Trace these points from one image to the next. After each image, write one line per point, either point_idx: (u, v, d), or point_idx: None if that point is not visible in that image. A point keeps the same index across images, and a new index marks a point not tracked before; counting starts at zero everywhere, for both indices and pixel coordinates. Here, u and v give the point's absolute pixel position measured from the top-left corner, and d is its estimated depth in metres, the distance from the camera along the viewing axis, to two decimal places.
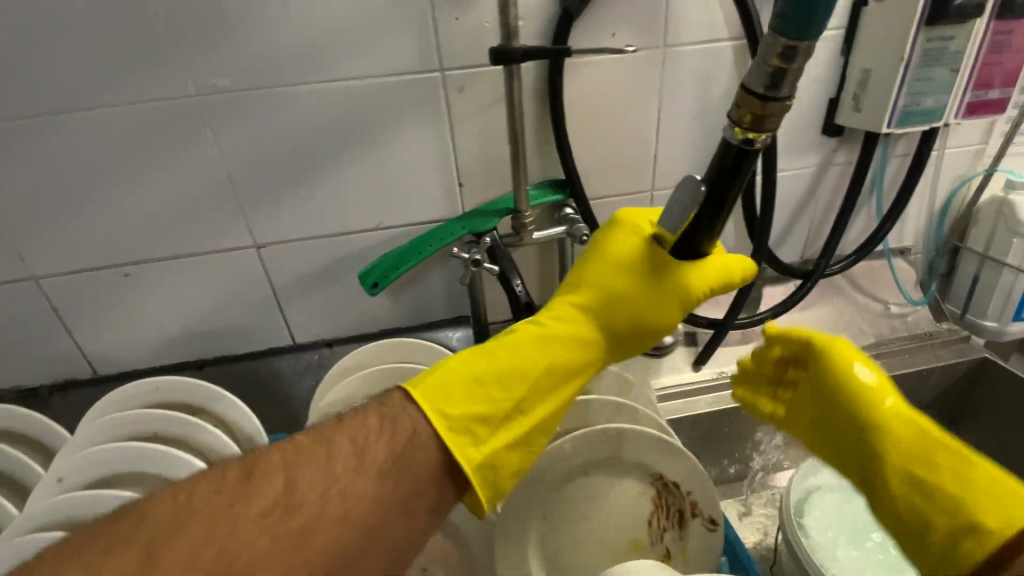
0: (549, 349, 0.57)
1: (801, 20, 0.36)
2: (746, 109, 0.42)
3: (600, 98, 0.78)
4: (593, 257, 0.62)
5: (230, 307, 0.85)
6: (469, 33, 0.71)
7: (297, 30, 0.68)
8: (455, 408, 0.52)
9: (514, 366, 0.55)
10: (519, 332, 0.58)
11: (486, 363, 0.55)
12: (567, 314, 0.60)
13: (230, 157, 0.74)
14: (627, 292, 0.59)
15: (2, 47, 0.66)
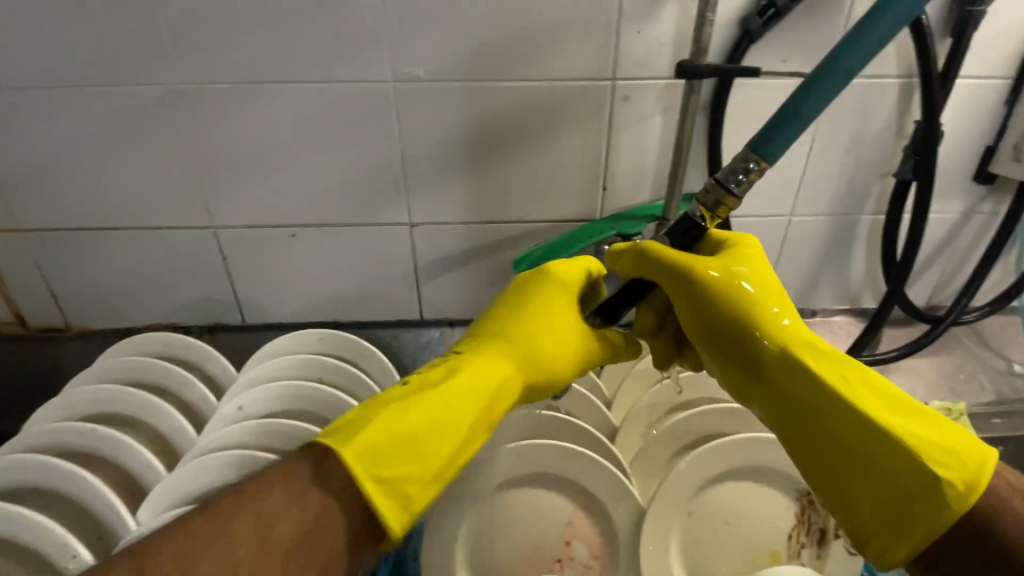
0: (481, 394, 0.53)
1: (768, 145, 0.50)
2: (713, 196, 0.53)
3: (760, 121, 0.79)
4: (540, 299, 0.60)
5: (374, 276, 0.91)
6: (648, 47, 0.74)
7: (494, 31, 0.73)
8: (387, 469, 0.47)
9: (441, 416, 0.51)
10: (447, 384, 0.53)
11: (424, 405, 0.50)
12: (498, 356, 0.56)
13: (408, 140, 0.81)
14: (563, 352, 0.58)
15: (231, 19, 0.73)
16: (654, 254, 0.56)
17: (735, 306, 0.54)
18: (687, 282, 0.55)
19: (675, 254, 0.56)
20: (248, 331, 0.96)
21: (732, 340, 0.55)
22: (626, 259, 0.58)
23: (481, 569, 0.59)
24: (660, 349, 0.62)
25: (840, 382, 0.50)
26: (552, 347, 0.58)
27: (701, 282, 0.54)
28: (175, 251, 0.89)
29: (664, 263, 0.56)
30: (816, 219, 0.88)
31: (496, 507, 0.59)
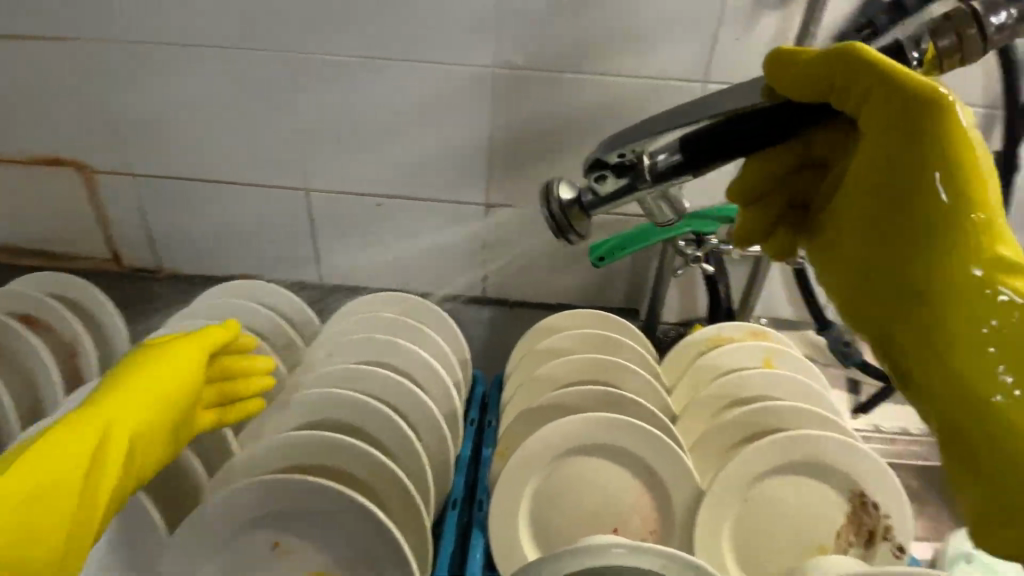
0: (97, 456, 0.50)
1: None
2: (957, 19, 0.42)
3: None
4: (171, 347, 0.58)
5: (446, 250, 0.96)
6: (742, 55, 0.77)
7: (592, 27, 0.77)
8: None
9: (54, 481, 0.47)
10: (52, 437, 0.48)
11: (22, 470, 0.46)
12: (136, 400, 0.53)
13: (499, 124, 0.85)
14: (172, 394, 0.56)
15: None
16: (867, 56, 0.40)
17: (939, 160, 0.40)
18: (884, 91, 0.40)
19: (887, 61, 0.40)
20: (324, 291, 1.02)
21: (885, 185, 0.43)
22: (792, 63, 0.43)
23: (542, 525, 0.63)
24: (752, 228, 0.52)
25: (1006, 268, 0.40)
26: (192, 380, 0.58)
27: (930, 114, 0.40)
28: (266, 208, 0.95)
29: (887, 75, 0.40)
30: None
31: (567, 470, 0.64)
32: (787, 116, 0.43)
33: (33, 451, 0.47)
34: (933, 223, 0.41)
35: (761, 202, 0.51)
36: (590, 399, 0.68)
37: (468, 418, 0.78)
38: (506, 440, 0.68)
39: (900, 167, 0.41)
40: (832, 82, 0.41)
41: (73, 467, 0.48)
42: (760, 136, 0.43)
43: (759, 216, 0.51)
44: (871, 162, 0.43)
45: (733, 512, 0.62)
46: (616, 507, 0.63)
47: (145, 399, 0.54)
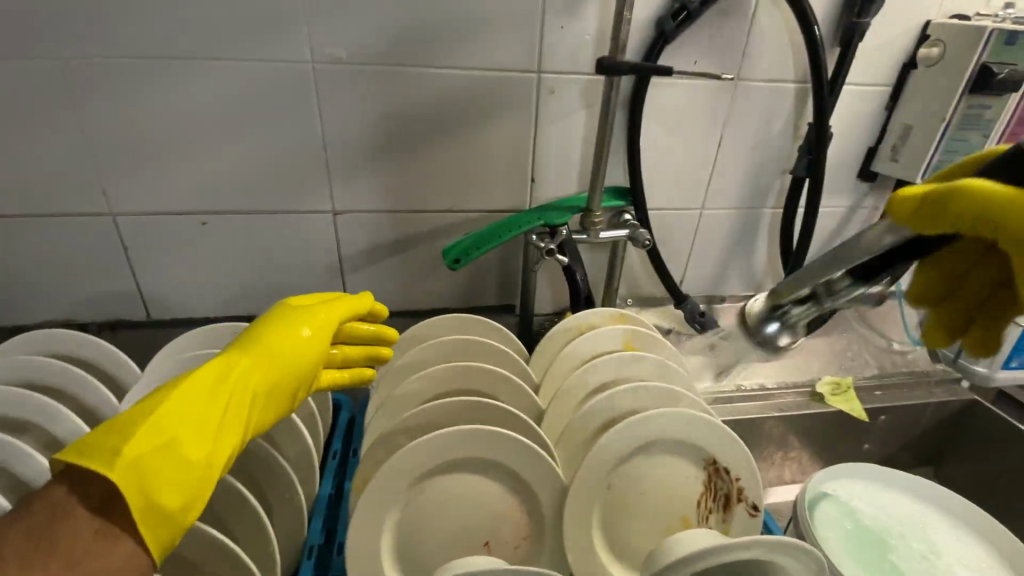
0: (234, 405, 0.52)
1: None
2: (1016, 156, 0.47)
3: (673, 117, 0.85)
4: (292, 310, 0.61)
5: (298, 266, 0.88)
6: (571, 42, 0.77)
7: (415, 16, 0.73)
8: (144, 472, 0.44)
9: (187, 425, 0.48)
10: (194, 378, 0.51)
11: (168, 405, 0.48)
12: (261, 358, 0.55)
13: (331, 125, 0.78)
14: (310, 361, 0.58)
15: None
16: (946, 193, 0.45)
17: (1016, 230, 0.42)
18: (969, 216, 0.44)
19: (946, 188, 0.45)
20: (157, 328, 0.89)
21: None
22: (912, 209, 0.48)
23: (408, 555, 0.59)
24: (943, 318, 0.59)
25: None
26: (318, 347, 0.59)
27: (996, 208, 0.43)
28: (67, 239, 0.80)
29: (955, 196, 0.44)
30: (725, 212, 0.95)
31: (425, 492, 0.60)
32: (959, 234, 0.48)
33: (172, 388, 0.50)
34: None
35: (949, 301, 0.59)
36: (446, 411, 0.64)
37: (330, 450, 0.72)
38: (362, 469, 0.63)
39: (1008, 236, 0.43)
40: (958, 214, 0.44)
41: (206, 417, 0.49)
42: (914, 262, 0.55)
43: (950, 310, 0.59)
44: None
45: (599, 503, 0.63)
46: (483, 522, 0.61)
47: (269, 355, 0.56)
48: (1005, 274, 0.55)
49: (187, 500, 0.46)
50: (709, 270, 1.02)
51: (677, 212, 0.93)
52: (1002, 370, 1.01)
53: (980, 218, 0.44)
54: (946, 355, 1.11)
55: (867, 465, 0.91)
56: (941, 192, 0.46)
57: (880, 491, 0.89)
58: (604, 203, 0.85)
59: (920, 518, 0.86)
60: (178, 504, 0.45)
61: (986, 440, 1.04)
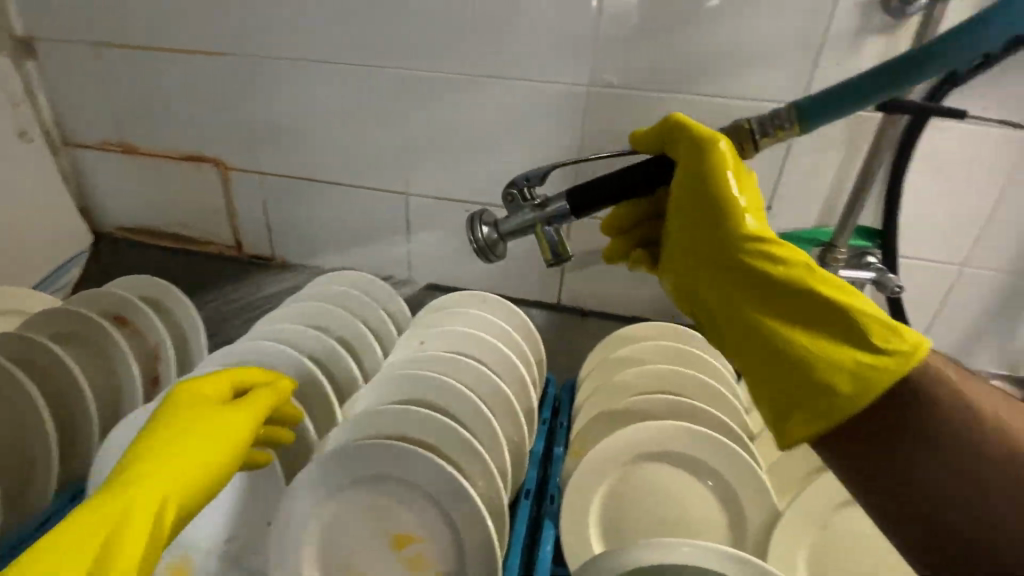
0: (106, 521, 0.48)
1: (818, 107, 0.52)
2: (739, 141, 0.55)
3: (945, 163, 0.79)
4: (254, 398, 0.62)
5: (528, 255, 1.01)
6: (843, 79, 0.77)
7: (690, 49, 0.80)
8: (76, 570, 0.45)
9: (97, 527, 0.47)
10: (143, 446, 0.55)
11: (108, 497, 0.49)
12: (195, 438, 0.56)
13: (591, 139, 0.90)
14: (218, 450, 0.56)
15: (464, 21, 0.85)
16: (682, 121, 0.55)
17: (715, 173, 0.52)
18: (698, 144, 0.53)
19: (694, 124, 0.54)
20: (413, 288, 1.09)
21: (698, 197, 0.53)
22: (662, 130, 0.57)
23: (611, 524, 0.65)
24: (618, 247, 0.66)
25: (788, 263, 0.49)
26: (242, 433, 0.58)
27: (704, 149, 0.52)
28: (369, 208, 1.04)
29: (690, 131, 0.54)
30: (992, 273, 0.85)
31: (642, 472, 0.66)
32: (653, 162, 0.57)
33: (109, 494, 0.49)
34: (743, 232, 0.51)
35: (630, 233, 0.66)
36: (669, 406, 0.70)
37: (541, 417, 0.82)
38: (581, 437, 0.71)
39: (691, 168, 0.53)
40: (682, 144, 0.54)
41: (135, 524, 0.48)
42: (648, 184, 0.57)
43: (626, 241, 0.66)
44: (692, 193, 0.53)
45: (811, 537, 0.62)
46: (690, 515, 0.64)
47: (196, 437, 0.56)
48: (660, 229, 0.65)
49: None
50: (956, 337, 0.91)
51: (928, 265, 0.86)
52: None
53: (675, 144, 0.56)
54: None
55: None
56: (667, 126, 0.56)
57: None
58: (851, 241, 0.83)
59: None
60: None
61: None
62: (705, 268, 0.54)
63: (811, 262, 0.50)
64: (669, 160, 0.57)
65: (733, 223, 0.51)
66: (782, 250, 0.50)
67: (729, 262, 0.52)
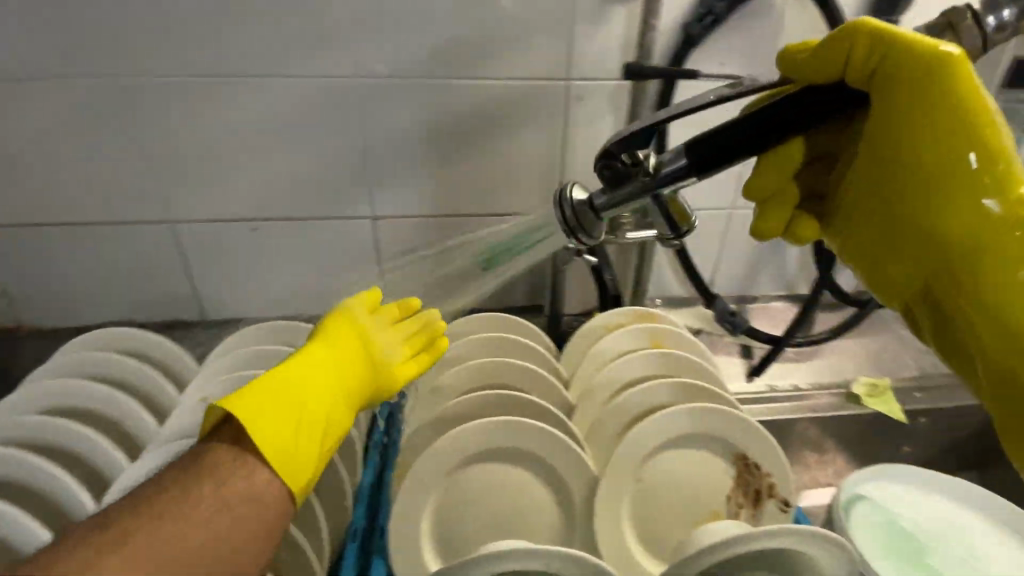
0: (324, 395, 0.55)
1: None
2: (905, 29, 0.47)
3: (699, 120, 0.86)
4: (333, 327, 0.61)
5: (338, 268, 0.93)
6: (599, 50, 0.80)
7: (450, 31, 0.77)
8: (285, 448, 0.49)
9: (297, 395, 0.53)
10: (287, 364, 0.55)
11: (247, 394, 0.51)
12: (345, 334, 0.60)
13: (372, 136, 0.83)
14: (353, 373, 0.58)
15: (193, 18, 0.74)
16: (876, 29, 0.47)
17: (941, 100, 0.46)
18: (895, 47, 0.46)
19: (893, 32, 0.47)
20: (217, 327, 0.96)
21: (945, 153, 0.46)
22: (865, 34, 0.47)
23: (445, 541, 0.62)
24: (774, 218, 0.56)
25: (1010, 232, 0.47)
26: (354, 343, 0.60)
27: (944, 67, 0.45)
28: (135, 245, 0.89)
29: (876, 38, 0.47)
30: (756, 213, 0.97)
31: (466, 480, 0.63)
32: (849, 84, 0.49)
33: (251, 393, 0.51)
34: (977, 185, 0.47)
35: (775, 198, 0.56)
36: (485, 403, 0.67)
37: (371, 441, 0.74)
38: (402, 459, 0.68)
39: (913, 95, 0.46)
40: (885, 57, 0.47)
41: (295, 420, 0.51)
42: (822, 105, 0.49)
43: (779, 219, 0.56)
44: (926, 128, 0.47)
45: (630, 497, 0.64)
46: (519, 509, 0.63)
47: (349, 329, 0.61)
48: (821, 186, 0.59)
49: (303, 483, 0.50)
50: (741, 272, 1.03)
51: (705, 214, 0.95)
52: None
53: (822, 51, 0.48)
54: None
55: (943, 475, 0.86)
56: (845, 32, 0.47)
57: (941, 502, 0.86)
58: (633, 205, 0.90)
59: (988, 543, 0.82)
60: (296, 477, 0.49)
61: None
62: (864, 210, 0.53)
63: (993, 194, 0.47)
64: (844, 83, 0.49)
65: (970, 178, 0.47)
66: (981, 207, 0.47)
67: (978, 245, 0.47)
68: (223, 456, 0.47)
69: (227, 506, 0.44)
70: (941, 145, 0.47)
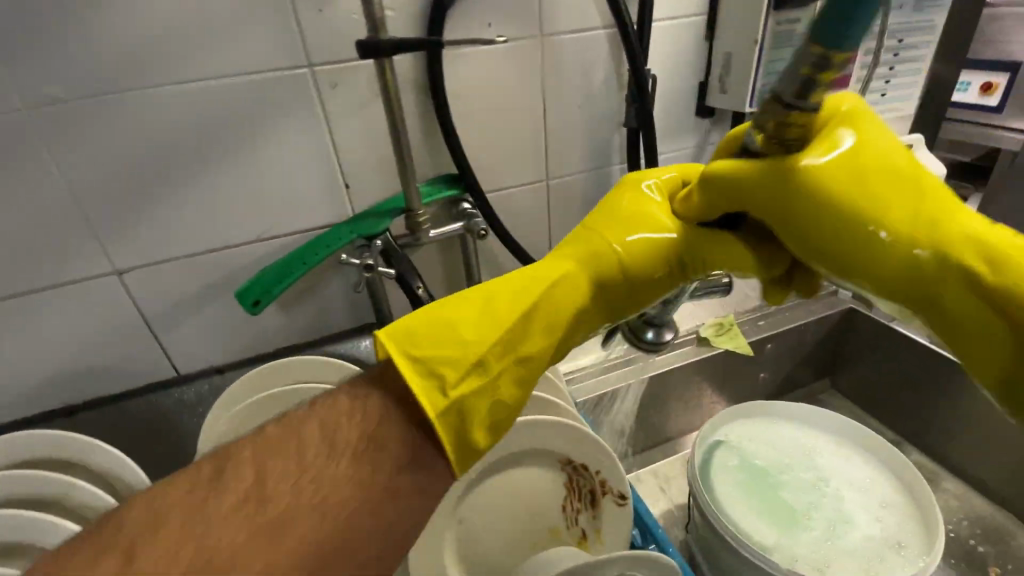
0: (501, 312, 0.50)
1: (837, 24, 0.33)
2: (769, 118, 0.43)
3: (480, 90, 0.78)
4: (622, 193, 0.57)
5: (99, 338, 0.77)
6: (336, 27, 0.68)
7: (140, 29, 0.63)
8: (447, 372, 0.46)
9: (483, 317, 0.49)
10: (492, 283, 0.52)
11: (448, 310, 0.49)
12: (563, 253, 0.54)
13: (80, 174, 0.67)
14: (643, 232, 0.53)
15: None
16: (716, 172, 0.48)
17: (801, 211, 0.45)
18: (732, 190, 0.47)
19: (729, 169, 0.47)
20: None
21: (865, 247, 0.44)
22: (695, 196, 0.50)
23: None
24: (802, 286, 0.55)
25: (974, 267, 0.41)
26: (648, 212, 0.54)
27: (794, 175, 0.44)
28: None
29: (728, 183, 0.47)
30: (570, 178, 0.92)
31: None
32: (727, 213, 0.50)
33: (471, 294, 0.51)
34: (895, 256, 0.43)
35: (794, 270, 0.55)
36: None
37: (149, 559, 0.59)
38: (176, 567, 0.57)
39: (788, 223, 0.46)
40: (745, 197, 0.47)
41: (495, 325, 0.49)
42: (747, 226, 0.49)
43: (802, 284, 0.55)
44: (838, 240, 0.44)
45: (453, 537, 0.58)
46: None
47: (578, 250, 0.54)
48: None
49: (453, 412, 0.46)
50: None
51: (521, 188, 0.88)
52: None
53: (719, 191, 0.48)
54: None
55: (784, 402, 0.89)
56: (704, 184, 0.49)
57: (786, 428, 0.89)
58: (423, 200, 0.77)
59: (836, 459, 0.84)
60: (462, 384, 0.47)
61: (870, 343, 1.11)
62: (895, 293, 0.45)
63: (960, 243, 0.42)
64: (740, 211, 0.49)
65: (890, 248, 0.43)
66: (931, 258, 0.42)
67: (982, 296, 0.41)
68: (342, 415, 0.47)
69: (382, 494, 0.44)
70: (855, 224, 0.43)
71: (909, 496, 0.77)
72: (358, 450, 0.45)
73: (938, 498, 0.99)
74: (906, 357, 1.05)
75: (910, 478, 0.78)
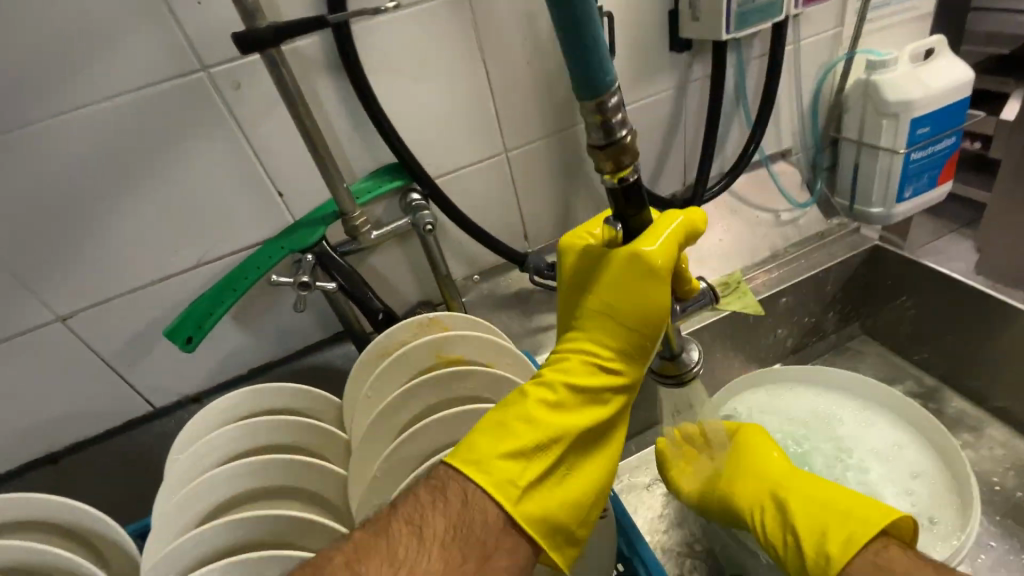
0: (540, 423, 0.53)
1: (586, 82, 0.41)
2: (603, 159, 0.44)
3: (406, 63, 0.69)
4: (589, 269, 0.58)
5: (59, 389, 0.74)
6: (223, 18, 0.60)
7: (8, 59, 0.57)
8: (515, 481, 0.50)
9: (532, 429, 0.52)
10: (525, 394, 0.55)
11: (502, 418, 0.53)
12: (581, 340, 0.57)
13: None
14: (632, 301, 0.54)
15: None
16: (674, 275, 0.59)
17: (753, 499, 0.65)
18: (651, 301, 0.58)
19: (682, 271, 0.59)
20: None
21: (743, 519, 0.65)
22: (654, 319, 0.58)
23: None
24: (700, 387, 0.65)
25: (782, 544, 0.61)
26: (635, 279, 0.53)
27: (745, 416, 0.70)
28: None
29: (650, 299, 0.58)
30: (530, 147, 0.82)
31: None
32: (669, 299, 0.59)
33: (516, 405, 0.54)
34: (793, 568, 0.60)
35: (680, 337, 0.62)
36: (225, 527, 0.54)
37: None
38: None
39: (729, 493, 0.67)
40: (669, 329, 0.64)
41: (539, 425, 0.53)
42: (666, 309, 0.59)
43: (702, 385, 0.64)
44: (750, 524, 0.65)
45: None
46: None
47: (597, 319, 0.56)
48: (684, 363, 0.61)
49: (530, 516, 0.50)
50: (546, 214, 0.89)
51: (475, 166, 0.79)
52: (898, 204, 0.99)
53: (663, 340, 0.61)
54: (842, 205, 1.06)
55: (794, 367, 0.81)
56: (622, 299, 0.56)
57: (799, 395, 0.81)
58: (359, 200, 0.70)
59: (857, 424, 0.77)
60: (530, 488, 0.51)
61: (900, 283, 0.98)
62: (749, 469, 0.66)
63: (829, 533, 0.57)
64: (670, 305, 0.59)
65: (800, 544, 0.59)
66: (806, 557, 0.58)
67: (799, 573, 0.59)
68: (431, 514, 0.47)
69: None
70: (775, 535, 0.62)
71: (939, 459, 0.70)
72: (451, 539, 0.47)
73: (983, 448, 0.89)
74: (942, 295, 0.92)
75: (940, 439, 0.70)
